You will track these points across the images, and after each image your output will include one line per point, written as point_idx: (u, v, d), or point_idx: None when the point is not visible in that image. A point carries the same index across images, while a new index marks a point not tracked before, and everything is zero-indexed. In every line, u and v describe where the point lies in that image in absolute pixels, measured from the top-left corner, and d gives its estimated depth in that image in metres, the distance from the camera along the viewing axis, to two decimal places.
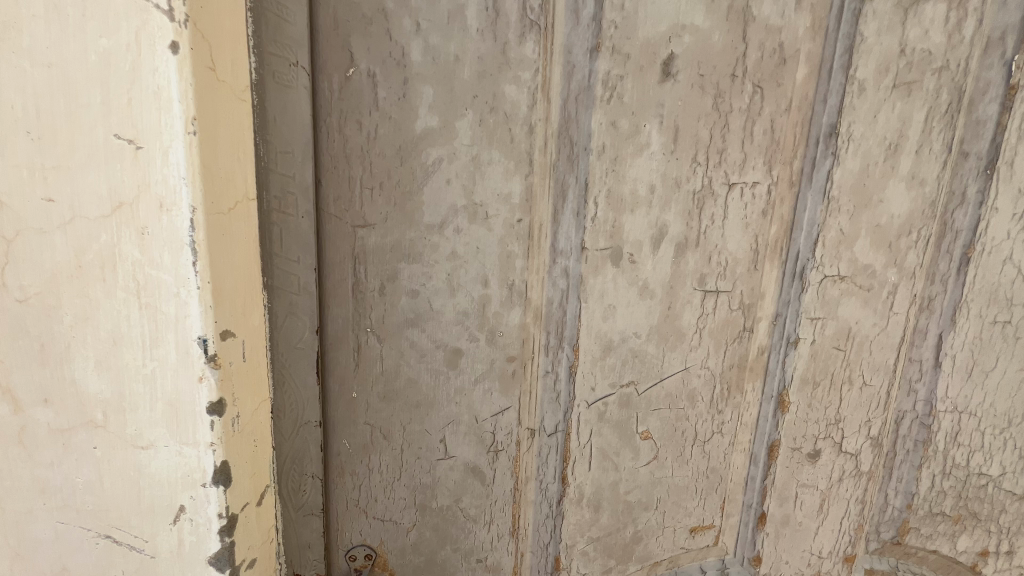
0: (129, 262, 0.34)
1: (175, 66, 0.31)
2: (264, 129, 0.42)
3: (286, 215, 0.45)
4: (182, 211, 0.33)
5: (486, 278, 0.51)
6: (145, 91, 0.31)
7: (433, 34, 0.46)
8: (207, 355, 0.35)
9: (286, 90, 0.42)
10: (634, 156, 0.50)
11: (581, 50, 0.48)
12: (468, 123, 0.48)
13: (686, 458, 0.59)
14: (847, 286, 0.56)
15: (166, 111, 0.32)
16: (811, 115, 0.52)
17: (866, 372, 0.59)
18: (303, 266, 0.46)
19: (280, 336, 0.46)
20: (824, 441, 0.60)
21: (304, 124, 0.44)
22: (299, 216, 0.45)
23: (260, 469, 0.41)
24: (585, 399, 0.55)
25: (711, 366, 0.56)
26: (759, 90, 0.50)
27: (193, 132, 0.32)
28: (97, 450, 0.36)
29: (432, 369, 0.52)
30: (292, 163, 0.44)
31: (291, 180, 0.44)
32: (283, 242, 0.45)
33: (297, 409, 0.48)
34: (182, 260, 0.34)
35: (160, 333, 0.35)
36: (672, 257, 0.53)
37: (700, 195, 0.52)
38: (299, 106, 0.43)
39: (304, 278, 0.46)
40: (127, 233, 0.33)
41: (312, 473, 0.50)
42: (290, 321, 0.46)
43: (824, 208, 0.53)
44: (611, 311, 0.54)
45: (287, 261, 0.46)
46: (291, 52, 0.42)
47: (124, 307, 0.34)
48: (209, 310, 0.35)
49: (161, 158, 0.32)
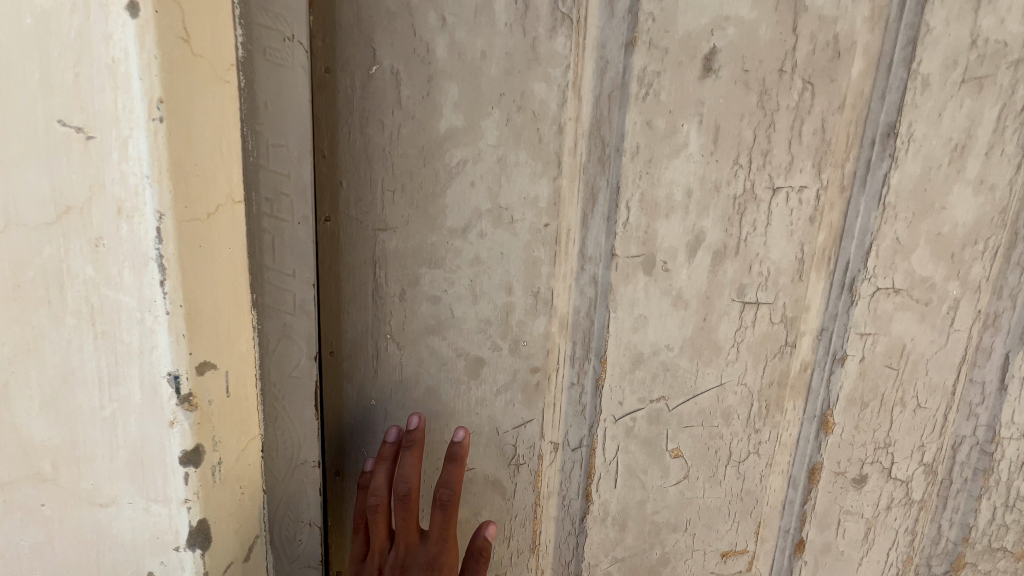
0: (84, 281, 0.35)
1: (135, 31, 0.31)
2: (254, 117, 0.40)
3: (280, 221, 0.42)
4: (148, 217, 0.33)
5: (511, 285, 0.49)
6: (97, 66, 0.31)
7: (459, 29, 0.44)
8: (179, 395, 0.36)
9: (278, 69, 0.40)
10: (670, 158, 0.47)
11: (614, 45, 0.45)
12: (495, 122, 0.45)
13: (719, 479, 0.55)
14: (902, 299, 0.51)
15: (128, 93, 0.31)
16: (867, 114, 0.47)
17: (921, 393, 0.54)
18: (299, 281, 0.43)
19: (271, 363, 0.44)
20: (871, 466, 0.56)
21: (299, 106, 0.41)
22: (295, 222, 0.42)
23: (242, 512, 0.42)
24: (612, 414, 0.53)
25: (749, 383, 0.53)
26: (810, 87, 0.46)
27: (158, 118, 0.32)
28: (47, 506, 0.39)
29: (452, 379, 0.51)
30: (288, 157, 0.41)
31: (286, 179, 0.41)
32: (276, 254, 0.42)
33: (292, 448, 0.46)
34: (148, 275, 0.34)
35: (123, 369, 0.36)
36: (709, 266, 0.50)
37: (741, 199, 0.48)
38: (292, 87, 0.40)
39: (300, 295, 0.43)
40: (78, 244, 0.34)
41: (308, 519, 0.48)
42: (284, 344, 0.44)
43: (879, 215, 0.49)
44: (642, 322, 0.51)
45: (282, 276, 0.43)
46: (287, 25, 0.39)
47: (79, 337, 0.36)
48: (182, 340, 0.35)
49: (120, 149, 0.32)
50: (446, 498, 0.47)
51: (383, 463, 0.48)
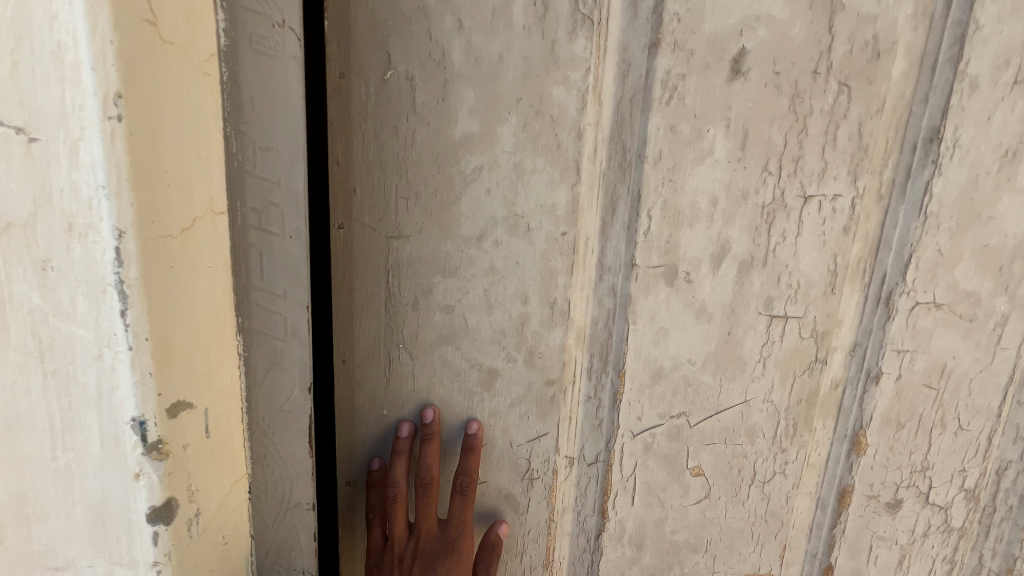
0: (27, 310, 0.30)
1: (87, 12, 0.27)
2: (239, 115, 0.37)
3: (268, 233, 0.39)
4: (105, 235, 0.29)
5: (527, 295, 0.47)
6: (43, 57, 0.27)
7: (476, 32, 0.42)
8: (145, 443, 0.33)
9: (266, 60, 0.37)
10: (695, 164, 0.45)
11: (637, 48, 0.43)
12: (512, 128, 0.44)
13: (742, 500, 0.53)
14: (943, 315, 0.48)
15: (79, 88, 0.27)
16: (908, 118, 0.45)
17: (963, 415, 0.50)
18: (289, 302, 0.41)
19: (259, 395, 0.42)
20: (906, 490, 0.53)
21: (289, 104, 0.38)
22: (285, 235, 0.40)
23: (227, 558, 0.40)
24: (630, 429, 0.51)
25: (776, 400, 0.50)
26: (846, 89, 0.43)
27: (114, 116, 0.28)
28: None
29: (465, 390, 0.49)
30: (277, 161, 0.38)
31: (274, 186, 0.38)
32: (264, 273, 0.40)
33: (281, 489, 0.44)
34: (107, 303, 0.30)
35: (79, 410, 0.32)
36: (735, 277, 0.47)
37: (770, 208, 0.46)
38: (282, 77, 0.37)
39: (292, 318, 0.41)
40: (20, 271, 0.30)
41: (301, 567, 0.46)
42: (273, 374, 0.42)
43: (920, 226, 0.46)
44: (662, 335, 0.49)
45: (271, 296, 0.40)
46: (277, 10, 0.36)
47: (20, 376, 0.31)
48: (149, 378, 0.32)
49: (70, 155, 0.28)
50: (465, 485, 0.49)
51: (400, 459, 0.48)
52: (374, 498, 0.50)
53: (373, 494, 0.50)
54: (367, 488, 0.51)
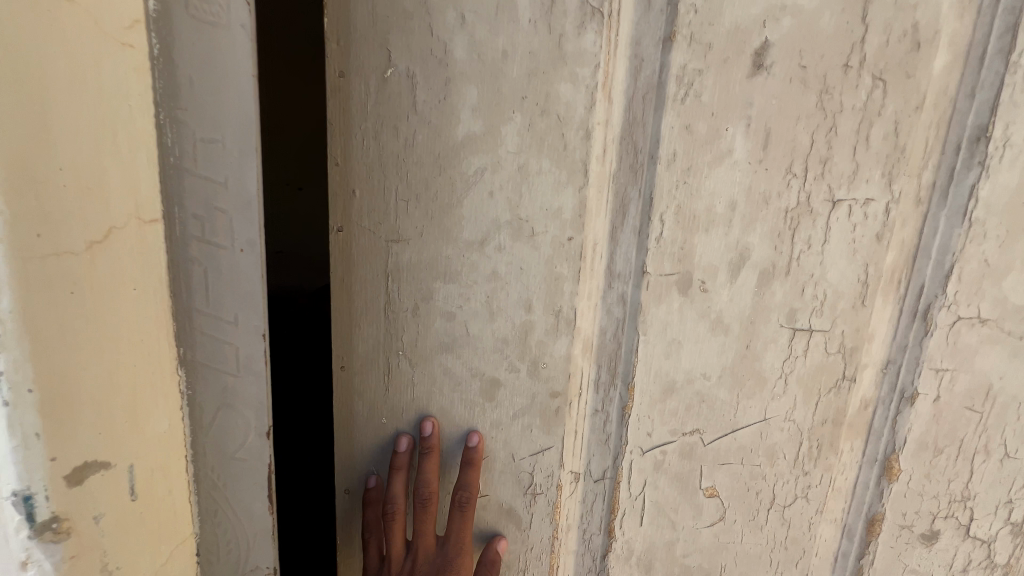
0: None
1: None
2: (173, 99, 0.33)
3: (215, 247, 0.35)
4: None
5: (530, 303, 0.45)
6: None
7: (480, 27, 0.40)
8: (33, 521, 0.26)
9: (209, 29, 0.33)
10: (711, 166, 0.42)
11: (650, 42, 0.41)
12: (516, 128, 0.42)
13: (760, 524, 0.50)
14: (989, 331, 0.44)
15: None
16: (952, 114, 0.40)
17: (1012, 443, 0.46)
18: (243, 330, 0.37)
19: (209, 439, 0.38)
20: (944, 521, 0.48)
21: (236, 89, 0.34)
22: (235, 249, 0.36)
23: None
24: (639, 446, 0.48)
25: (798, 420, 0.47)
26: (882, 84, 0.40)
27: None
28: None
29: (466, 400, 0.48)
30: (222, 155, 0.34)
31: (221, 186, 0.35)
32: (210, 297, 0.36)
33: (236, 544, 0.40)
34: None
35: None
36: (755, 287, 0.44)
37: (794, 213, 0.42)
38: (226, 48, 0.33)
39: (244, 351, 0.37)
40: None
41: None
42: (223, 417, 0.38)
43: (963, 233, 0.42)
44: (675, 347, 0.46)
45: (220, 323, 0.37)
46: None
47: None
48: (36, 438, 0.26)
49: None
50: (465, 501, 0.47)
51: (399, 473, 0.47)
52: (372, 514, 0.49)
53: (370, 510, 0.49)
54: (364, 504, 0.50)
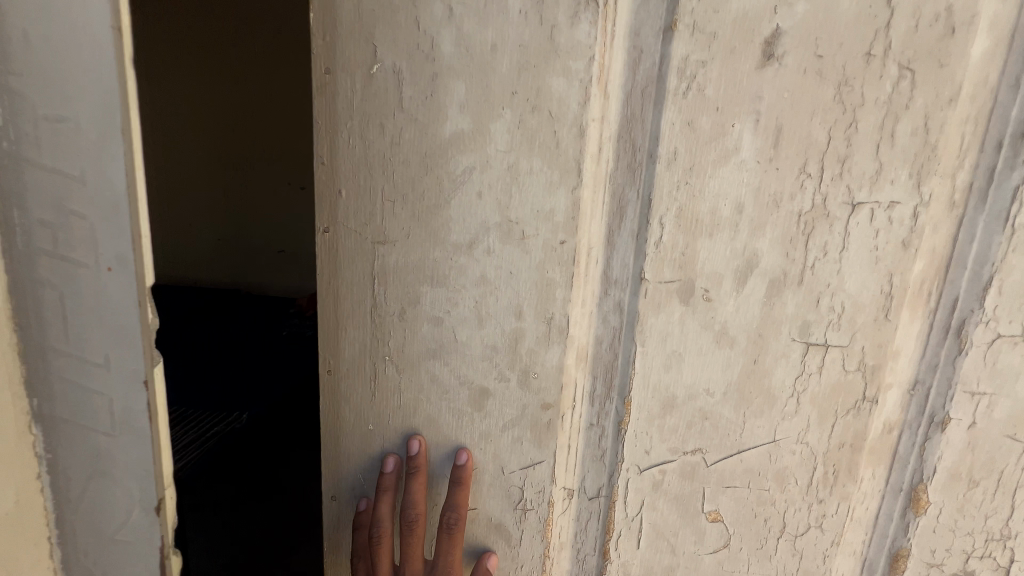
0: None
1: None
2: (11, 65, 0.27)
3: (77, 266, 0.30)
4: None
5: (521, 309, 0.43)
6: None
7: (468, 20, 0.38)
8: None
9: None
10: (716, 165, 0.39)
11: (650, 32, 0.38)
12: (506, 125, 0.40)
13: (769, 554, 0.46)
14: None
15: None
16: (992, 108, 0.36)
17: None
18: (116, 372, 0.31)
19: (91, 496, 0.33)
20: (979, 562, 0.43)
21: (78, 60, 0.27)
22: (98, 268, 0.30)
23: None
24: (636, 464, 0.45)
25: (812, 443, 0.43)
26: (911, 75, 0.36)
27: None
28: None
29: (454, 409, 0.46)
30: (75, 142, 0.28)
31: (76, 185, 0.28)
32: (74, 329, 0.31)
33: None
34: None
35: None
36: (763, 297, 0.40)
37: (809, 217, 0.39)
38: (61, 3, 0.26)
39: (119, 398, 0.31)
40: None
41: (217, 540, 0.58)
42: (104, 474, 0.33)
43: (1004, 241, 0.38)
44: (676, 360, 0.43)
45: (88, 364, 0.31)
46: None
47: None
48: None
49: None
50: (453, 523, 0.45)
51: (386, 495, 0.45)
52: (360, 540, 0.47)
53: (360, 534, 0.48)
54: (354, 529, 0.48)
